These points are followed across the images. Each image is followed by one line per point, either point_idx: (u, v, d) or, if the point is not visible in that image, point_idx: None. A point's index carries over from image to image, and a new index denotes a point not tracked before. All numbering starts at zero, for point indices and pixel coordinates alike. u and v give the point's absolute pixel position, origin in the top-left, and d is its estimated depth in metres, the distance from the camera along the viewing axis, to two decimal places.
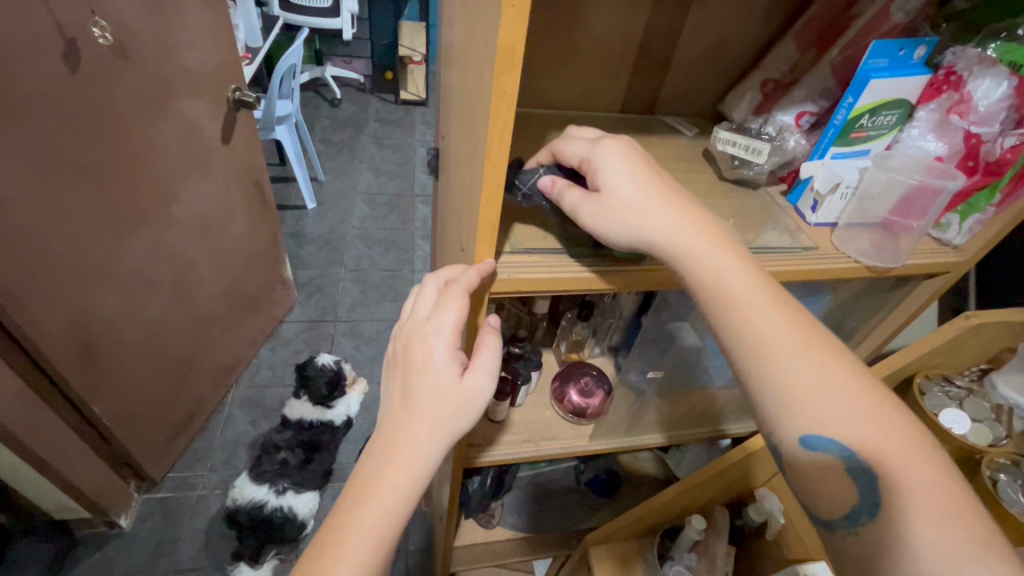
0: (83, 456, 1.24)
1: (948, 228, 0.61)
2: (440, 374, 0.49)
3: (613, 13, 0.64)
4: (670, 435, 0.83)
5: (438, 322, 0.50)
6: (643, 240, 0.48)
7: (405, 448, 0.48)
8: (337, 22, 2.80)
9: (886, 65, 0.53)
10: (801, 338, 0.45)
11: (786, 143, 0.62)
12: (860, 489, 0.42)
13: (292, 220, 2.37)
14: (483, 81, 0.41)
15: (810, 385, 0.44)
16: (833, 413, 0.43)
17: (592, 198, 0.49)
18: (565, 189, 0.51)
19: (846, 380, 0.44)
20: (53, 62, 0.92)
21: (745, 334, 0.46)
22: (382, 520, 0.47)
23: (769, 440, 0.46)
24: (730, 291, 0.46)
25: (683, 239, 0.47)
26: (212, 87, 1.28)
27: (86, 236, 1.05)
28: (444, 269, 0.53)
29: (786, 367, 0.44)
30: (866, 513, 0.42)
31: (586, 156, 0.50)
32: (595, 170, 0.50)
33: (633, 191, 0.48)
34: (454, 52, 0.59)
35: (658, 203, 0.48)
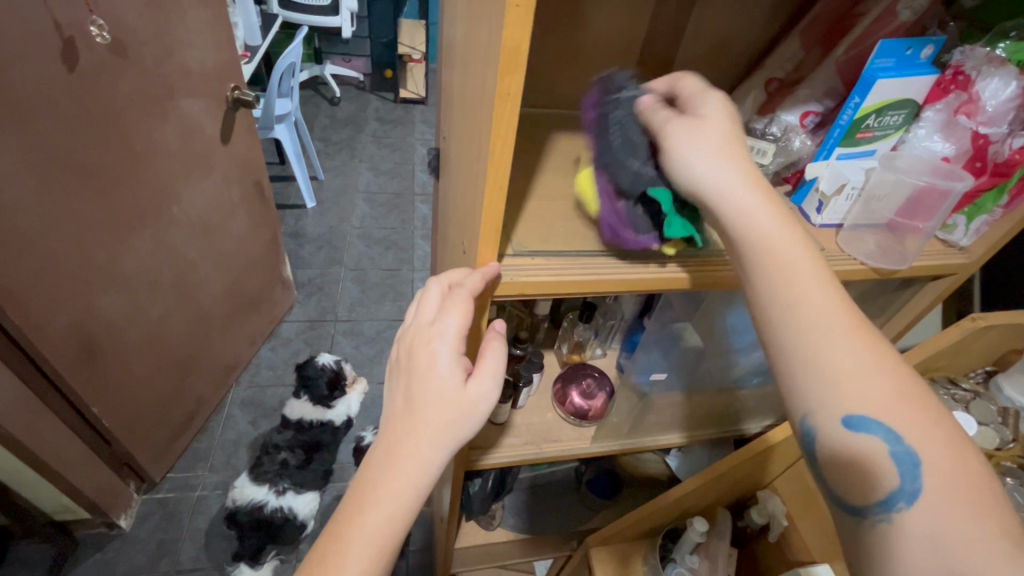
0: (82, 457, 1.23)
1: (954, 229, 0.61)
2: (443, 379, 0.49)
3: (616, 12, 0.63)
4: (691, 435, 0.83)
5: (442, 326, 0.49)
6: (714, 184, 0.46)
7: (407, 454, 0.47)
8: (336, 21, 2.79)
9: (892, 65, 0.52)
10: (848, 317, 0.43)
11: (790, 144, 0.61)
12: (900, 476, 0.40)
13: (291, 219, 2.36)
14: (486, 82, 0.40)
15: (852, 363, 0.42)
16: (877, 395, 0.41)
17: (687, 125, 0.47)
18: (661, 113, 0.50)
19: (888, 365, 0.42)
20: (52, 61, 0.91)
21: (794, 307, 0.43)
22: (385, 526, 0.47)
23: (805, 423, 0.44)
24: (784, 253, 0.44)
25: (753, 195, 0.45)
26: (212, 86, 1.27)
27: (86, 236, 1.05)
28: (447, 273, 0.53)
29: (834, 341, 0.42)
30: (903, 499, 0.39)
31: (693, 96, 0.51)
32: (698, 107, 0.49)
33: (723, 138, 0.47)
34: (456, 51, 0.58)
35: (739, 158, 0.46)
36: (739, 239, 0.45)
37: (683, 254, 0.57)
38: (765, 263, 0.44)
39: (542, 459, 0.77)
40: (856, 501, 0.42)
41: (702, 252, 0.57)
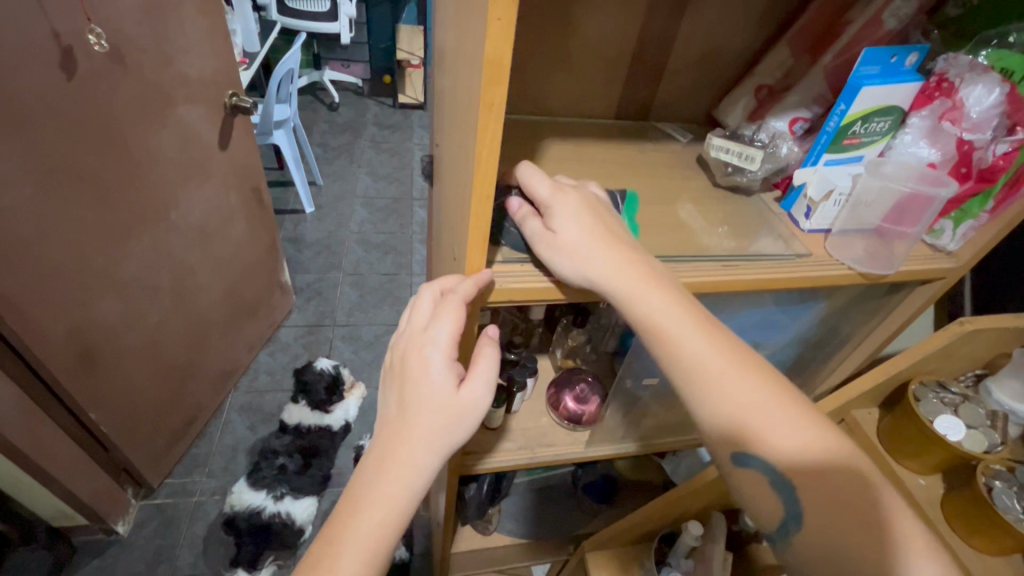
0: (80, 463, 1.24)
1: (941, 234, 0.61)
2: (436, 385, 0.49)
3: (607, 20, 0.64)
4: (644, 444, 0.82)
5: (434, 332, 0.50)
6: (582, 279, 0.49)
7: (400, 458, 0.48)
8: (335, 27, 2.81)
9: (878, 72, 0.53)
10: (728, 359, 0.47)
11: (778, 150, 0.62)
12: (785, 502, 0.47)
13: (290, 224, 2.37)
14: (472, 91, 0.41)
15: (740, 403, 0.47)
16: (754, 430, 0.46)
17: (540, 233, 0.50)
18: (523, 220, 0.52)
19: (768, 400, 0.47)
20: (50, 70, 0.92)
21: (677, 359, 0.48)
22: (378, 530, 0.47)
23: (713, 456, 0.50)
24: (658, 321, 0.48)
25: (617, 277, 0.48)
26: (210, 93, 1.28)
27: (84, 242, 1.05)
28: (440, 279, 0.53)
29: (719, 394, 0.47)
30: (794, 523, 0.47)
31: (545, 195, 0.51)
32: (551, 209, 0.51)
33: (578, 232, 0.49)
34: (447, 59, 0.59)
35: (597, 245, 0.49)
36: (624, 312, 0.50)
37: (675, 259, 0.56)
38: (646, 331, 0.49)
39: (535, 465, 0.78)
40: (765, 526, 0.50)
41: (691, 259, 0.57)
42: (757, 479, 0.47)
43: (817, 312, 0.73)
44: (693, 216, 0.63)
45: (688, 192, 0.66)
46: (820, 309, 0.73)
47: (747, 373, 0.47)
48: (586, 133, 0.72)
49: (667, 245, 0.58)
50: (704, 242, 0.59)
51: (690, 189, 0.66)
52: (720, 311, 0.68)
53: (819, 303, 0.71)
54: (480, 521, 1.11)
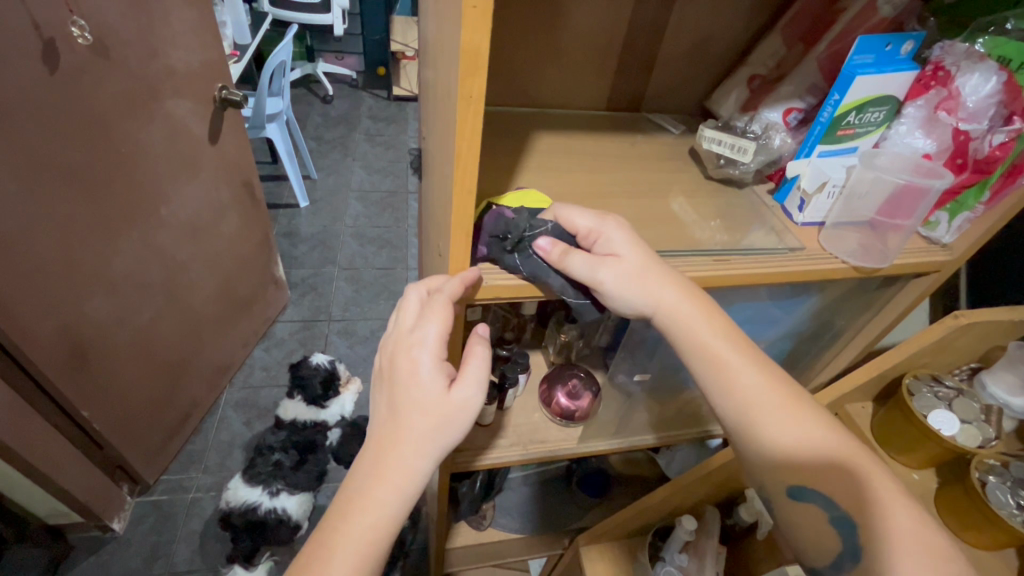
0: (72, 461, 1.23)
1: (936, 226, 0.60)
2: (424, 387, 0.48)
3: (596, 9, 0.63)
4: (661, 436, 0.83)
5: (421, 334, 0.49)
6: (650, 306, 0.50)
7: (391, 462, 0.47)
8: (328, 18, 2.77)
9: (872, 61, 0.51)
10: (777, 394, 0.49)
11: (771, 142, 0.61)
12: (842, 535, 0.48)
13: (284, 219, 2.35)
14: (453, 84, 0.40)
15: (797, 443, 0.48)
16: (808, 463, 0.48)
17: (606, 266, 0.49)
18: (572, 256, 0.49)
19: (821, 435, 0.48)
20: (33, 64, 0.90)
21: (732, 396, 0.50)
22: (371, 535, 0.46)
23: (763, 488, 0.53)
24: (718, 354, 0.50)
25: (685, 307, 0.50)
26: (198, 86, 1.26)
27: (72, 240, 1.04)
28: (427, 279, 0.52)
29: (770, 425, 0.49)
30: (850, 560, 0.48)
31: (591, 226, 0.51)
32: (602, 240, 0.51)
33: (642, 259, 0.50)
34: (432, 50, 0.58)
35: (658, 273, 0.50)
36: (679, 345, 0.51)
37: (665, 254, 0.55)
38: (705, 368, 0.50)
39: (528, 460, 0.77)
40: (815, 560, 0.52)
41: (680, 252, 0.56)
42: (813, 510, 0.49)
43: (812, 306, 0.72)
44: (685, 209, 0.62)
45: (679, 185, 0.65)
46: (815, 303, 0.72)
47: (797, 408, 0.49)
48: (577, 126, 0.70)
49: (658, 239, 0.57)
50: (696, 236, 0.58)
51: (683, 181, 0.65)
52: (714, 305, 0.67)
53: (814, 297, 0.70)
54: (475, 517, 1.11)
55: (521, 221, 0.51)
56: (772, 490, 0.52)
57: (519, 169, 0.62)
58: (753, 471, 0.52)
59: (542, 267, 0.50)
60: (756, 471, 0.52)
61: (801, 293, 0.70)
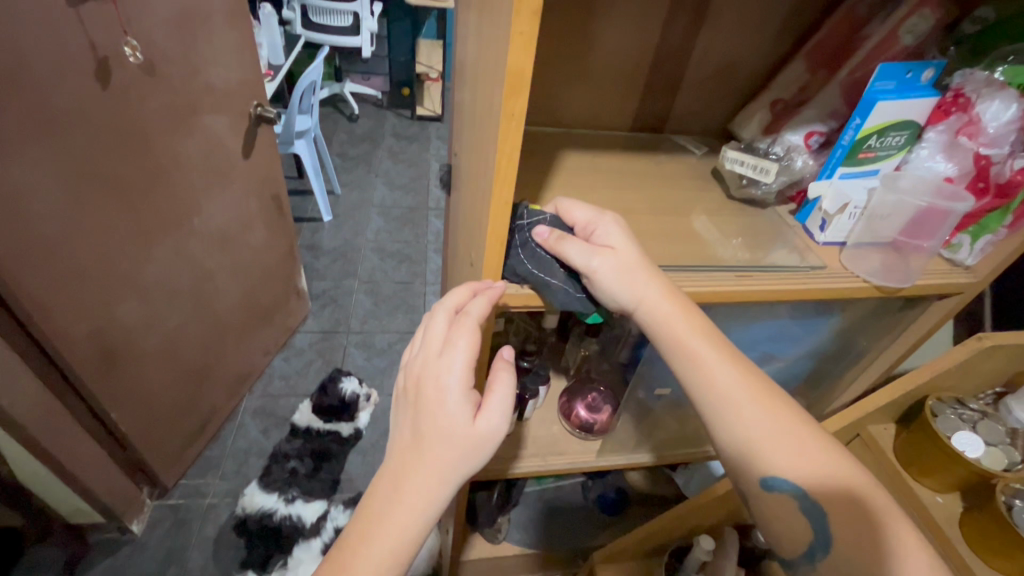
0: (98, 460, 1.26)
1: (959, 249, 0.61)
2: (452, 414, 0.48)
3: (621, 35, 0.66)
4: (659, 454, 0.82)
5: (449, 359, 0.49)
6: (634, 301, 0.50)
7: (415, 488, 0.48)
8: (356, 41, 2.88)
9: (893, 87, 0.53)
10: (753, 397, 0.50)
11: (793, 164, 0.63)
12: (816, 529, 0.49)
13: (308, 232, 2.41)
14: (494, 102, 0.43)
15: (764, 434, 0.49)
16: (790, 468, 0.48)
17: (600, 255, 0.50)
18: (569, 242, 0.51)
19: (822, 451, 0.49)
20: (88, 80, 0.96)
21: (728, 409, 0.50)
22: (389, 558, 0.47)
23: (738, 484, 0.52)
24: (699, 358, 0.50)
25: (669, 309, 0.50)
26: (236, 102, 1.32)
27: (112, 246, 1.09)
28: (450, 295, 0.53)
29: (764, 443, 0.49)
30: (822, 551, 0.49)
31: (588, 219, 0.53)
32: (599, 233, 0.52)
33: (635, 258, 0.51)
34: (468, 72, 0.61)
35: (643, 273, 0.50)
36: (664, 349, 0.51)
37: (689, 269, 0.57)
38: (682, 366, 0.51)
39: (549, 472, 0.77)
40: (789, 553, 0.52)
41: (709, 269, 0.57)
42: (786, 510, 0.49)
43: (834, 325, 0.73)
44: (708, 227, 0.63)
45: (701, 204, 0.66)
46: (838, 322, 0.72)
47: (785, 433, 0.49)
48: (603, 146, 0.73)
49: (681, 253, 0.59)
50: (717, 254, 0.60)
51: (706, 200, 0.67)
52: (736, 320, 0.68)
53: (836, 317, 0.71)
54: (491, 528, 1.08)
55: (519, 212, 0.55)
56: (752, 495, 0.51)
57: (549, 183, 0.64)
58: (729, 467, 0.52)
59: (542, 252, 0.52)
60: (733, 471, 0.52)
61: (822, 313, 0.70)
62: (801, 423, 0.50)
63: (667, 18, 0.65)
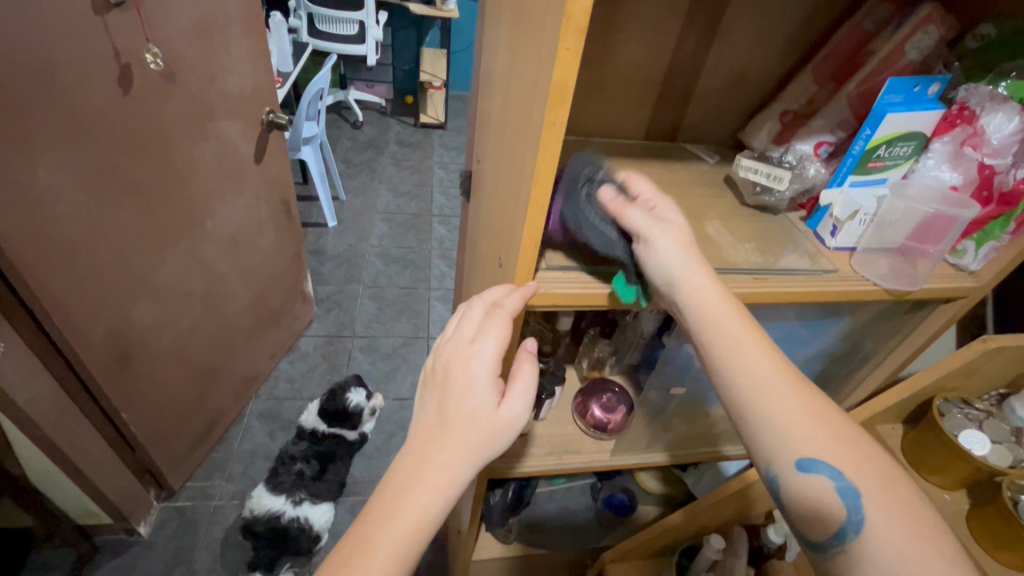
0: (108, 460, 1.27)
1: (964, 254, 0.63)
2: (478, 399, 0.51)
3: (637, 48, 0.68)
4: (673, 454, 0.84)
5: (480, 346, 0.52)
6: (680, 274, 0.52)
7: (437, 468, 0.50)
8: (362, 49, 2.92)
9: (902, 100, 0.56)
10: (788, 376, 0.50)
11: (806, 171, 0.65)
12: (846, 508, 0.46)
13: (313, 237, 2.43)
14: (533, 112, 0.45)
15: (798, 413, 0.49)
16: (820, 447, 0.48)
17: (663, 225, 0.52)
18: (632, 208, 0.54)
19: (851, 435, 0.49)
20: (110, 86, 0.98)
21: (761, 384, 0.49)
22: (408, 535, 0.49)
23: (766, 469, 0.50)
24: (735, 333, 0.51)
25: (711, 288, 0.52)
26: (250, 108, 1.35)
27: (129, 248, 1.11)
28: (489, 290, 0.55)
29: (794, 421, 0.49)
30: (853, 532, 0.46)
31: (651, 194, 0.56)
32: (660, 208, 0.55)
33: (688, 238, 0.54)
34: (495, 81, 0.63)
35: (695, 254, 0.53)
36: (700, 324, 0.52)
37: None
38: (716, 340, 0.51)
39: (563, 470, 0.79)
40: (818, 536, 0.49)
41: (726, 272, 0.59)
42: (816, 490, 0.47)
43: (842, 327, 0.75)
44: (721, 233, 0.66)
45: (715, 210, 0.69)
46: (846, 325, 0.75)
47: (816, 413, 0.49)
48: (618, 153, 0.75)
49: None
50: (731, 257, 0.62)
51: (719, 206, 0.70)
52: (747, 323, 0.71)
53: (843, 319, 0.73)
54: (500, 529, 1.10)
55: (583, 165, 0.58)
56: (778, 474, 0.49)
57: None
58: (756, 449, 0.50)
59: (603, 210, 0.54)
60: (758, 453, 0.50)
61: (830, 315, 0.73)
62: (828, 407, 0.50)
63: (682, 31, 0.68)
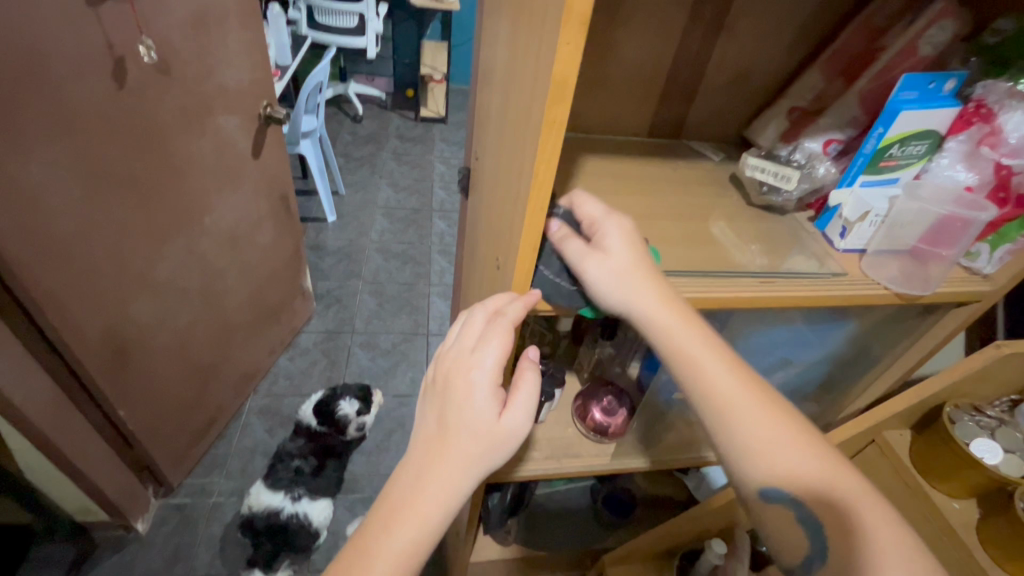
0: (105, 458, 1.26)
1: (978, 257, 0.62)
2: (479, 409, 0.49)
3: (643, 41, 0.66)
4: (653, 460, 0.82)
5: (482, 355, 0.50)
6: (623, 305, 0.51)
7: (436, 480, 0.48)
8: (362, 41, 2.88)
9: (917, 97, 0.53)
10: (750, 402, 0.50)
11: (815, 171, 0.64)
12: (808, 532, 0.49)
13: (313, 232, 2.42)
14: (533, 110, 0.43)
15: (760, 439, 0.49)
16: (785, 474, 0.48)
17: (595, 257, 0.51)
18: (570, 240, 0.53)
19: (820, 458, 0.49)
20: (104, 79, 0.96)
21: (716, 414, 0.50)
22: (410, 547, 0.48)
23: (738, 489, 0.52)
24: (692, 359, 0.51)
25: (663, 315, 0.50)
26: (247, 103, 1.32)
27: (125, 245, 1.09)
28: (489, 298, 0.53)
29: (755, 450, 0.49)
30: (819, 560, 0.48)
31: (595, 216, 0.53)
32: (601, 232, 0.52)
33: (631, 262, 0.51)
34: (495, 77, 0.61)
35: (644, 277, 0.51)
36: (659, 351, 0.52)
37: (712, 275, 0.58)
38: (676, 368, 0.51)
39: (563, 473, 0.78)
40: (789, 557, 0.52)
41: (734, 275, 0.58)
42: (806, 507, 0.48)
43: (850, 331, 0.73)
44: (726, 233, 0.64)
45: (720, 210, 0.67)
46: (853, 328, 0.73)
47: (782, 441, 0.49)
48: (622, 151, 0.73)
49: (703, 260, 0.59)
50: (737, 259, 0.60)
51: (725, 205, 0.68)
52: (753, 325, 0.69)
53: (851, 322, 0.71)
54: (500, 531, 1.07)
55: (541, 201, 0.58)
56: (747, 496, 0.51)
57: (570, 187, 0.65)
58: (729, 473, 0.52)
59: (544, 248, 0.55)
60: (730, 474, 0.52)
61: (838, 318, 0.71)
62: (797, 429, 0.50)
63: (688, 25, 0.65)
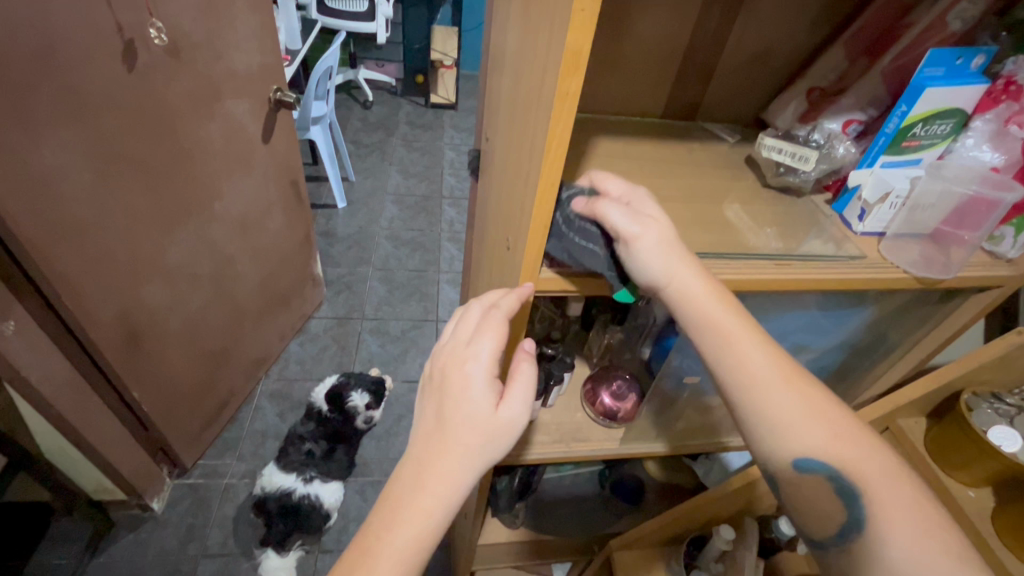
0: (121, 439, 1.28)
1: (1001, 241, 0.60)
2: (476, 402, 0.49)
3: (658, 19, 0.64)
4: (673, 444, 0.82)
5: (476, 348, 0.50)
6: (667, 273, 0.49)
7: (437, 474, 0.48)
8: (371, 26, 2.85)
9: (942, 74, 0.52)
10: (784, 375, 0.49)
11: (834, 151, 0.62)
12: (844, 507, 0.48)
13: (323, 219, 2.42)
14: (545, 86, 0.42)
15: (796, 412, 0.49)
16: (822, 448, 0.48)
17: (644, 222, 0.49)
18: (609, 206, 0.50)
19: (851, 431, 0.49)
20: (115, 63, 0.96)
21: (751, 390, 0.49)
22: (411, 545, 0.48)
23: (765, 467, 0.52)
24: (727, 333, 0.50)
25: (700, 286, 0.50)
26: (257, 87, 1.32)
27: (137, 229, 1.10)
28: (485, 294, 0.54)
29: (793, 425, 0.49)
30: (854, 530, 0.47)
31: (623, 192, 0.53)
32: (637, 204, 0.52)
33: (671, 232, 0.50)
34: (507, 56, 0.60)
35: (681, 250, 0.50)
36: (694, 326, 0.50)
37: (726, 256, 0.56)
38: (711, 342, 0.50)
39: (570, 458, 0.78)
40: (820, 534, 0.51)
41: (749, 258, 0.57)
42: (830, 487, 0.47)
43: (866, 317, 0.72)
44: (740, 216, 0.63)
45: (735, 193, 0.65)
46: (870, 314, 0.72)
47: (813, 416, 0.49)
48: (635, 133, 0.72)
49: (714, 242, 0.58)
50: (750, 242, 0.59)
51: (741, 188, 0.66)
52: (767, 311, 0.68)
53: (868, 309, 0.70)
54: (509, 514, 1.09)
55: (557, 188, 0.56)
56: (777, 470, 0.51)
57: (582, 168, 0.64)
58: (756, 453, 0.52)
59: (577, 220, 0.52)
60: (759, 452, 0.51)
61: (854, 305, 0.70)
62: (828, 404, 0.50)
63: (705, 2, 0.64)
